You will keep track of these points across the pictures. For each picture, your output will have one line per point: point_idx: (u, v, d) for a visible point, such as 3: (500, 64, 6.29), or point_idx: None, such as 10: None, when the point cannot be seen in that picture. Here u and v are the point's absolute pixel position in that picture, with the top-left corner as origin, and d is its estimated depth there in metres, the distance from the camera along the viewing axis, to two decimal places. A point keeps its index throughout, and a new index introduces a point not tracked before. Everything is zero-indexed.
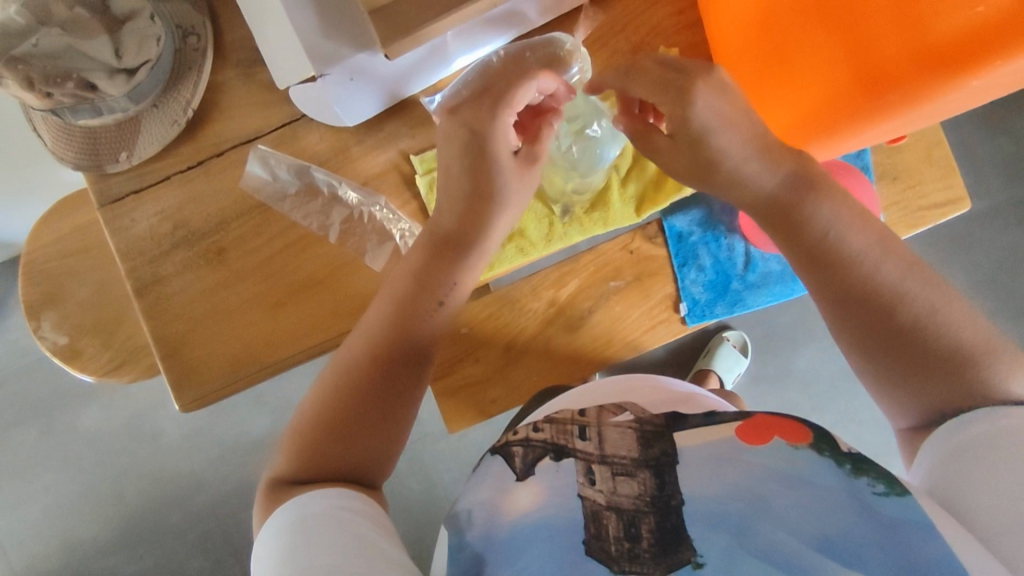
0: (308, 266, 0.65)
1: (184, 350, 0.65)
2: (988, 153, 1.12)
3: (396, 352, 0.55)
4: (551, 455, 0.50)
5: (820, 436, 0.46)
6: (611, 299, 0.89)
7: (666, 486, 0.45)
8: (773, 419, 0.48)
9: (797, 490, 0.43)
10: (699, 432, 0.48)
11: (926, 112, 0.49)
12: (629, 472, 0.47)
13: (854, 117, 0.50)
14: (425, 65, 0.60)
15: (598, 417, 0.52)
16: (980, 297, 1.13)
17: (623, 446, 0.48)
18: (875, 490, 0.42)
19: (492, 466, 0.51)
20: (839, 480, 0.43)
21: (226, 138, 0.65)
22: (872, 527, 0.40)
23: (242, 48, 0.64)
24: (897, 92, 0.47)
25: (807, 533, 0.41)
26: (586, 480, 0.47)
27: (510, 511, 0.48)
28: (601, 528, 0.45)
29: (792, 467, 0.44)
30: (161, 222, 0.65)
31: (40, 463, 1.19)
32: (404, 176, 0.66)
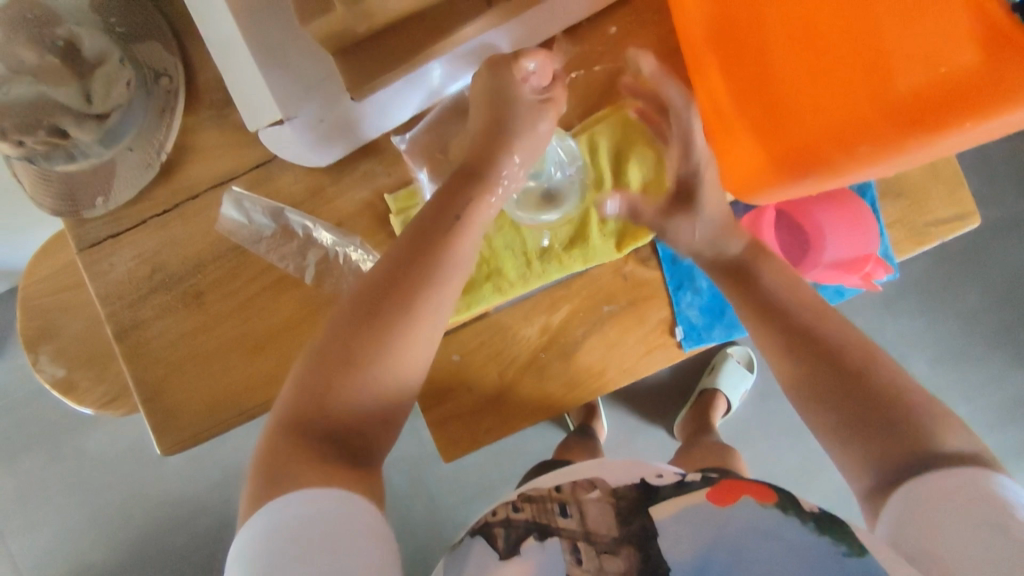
0: (285, 310, 0.65)
1: (165, 394, 0.64)
2: (1005, 160, 1.08)
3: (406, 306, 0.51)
4: (535, 535, 0.47)
5: (783, 494, 0.48)
6: (604, 326, 0.87)
7: (651, 557, 0.45)
8: (739, 484, 0.49)
9: (773, 544, 0.44)
10: (672, 501, 0.48)
11: (905, 161, 0.47)
12: (612, 548, 0.45)
13: (828, 165, 0.49)
14: (399, 102, 0.59)
15: (574, 492, 0.50)
16: (992, 309, 1.10)
17: (604, 523, 0.47)
18: (839, 550, 0.43)
19: (467, 549, 0.49)
20: (806, 534, 0.44)
21: (201, 180, 0.64)
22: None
23: (215, 89, 0.64)
24: (865, 144, 0.45)
25: None
26: (572, 559, 0.45)
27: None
28: None
29: (763, 527, 0.45)
30: (139, 266, 0.64)
31: (49, 486, 1.21)
32: (380, 215, 0.65)
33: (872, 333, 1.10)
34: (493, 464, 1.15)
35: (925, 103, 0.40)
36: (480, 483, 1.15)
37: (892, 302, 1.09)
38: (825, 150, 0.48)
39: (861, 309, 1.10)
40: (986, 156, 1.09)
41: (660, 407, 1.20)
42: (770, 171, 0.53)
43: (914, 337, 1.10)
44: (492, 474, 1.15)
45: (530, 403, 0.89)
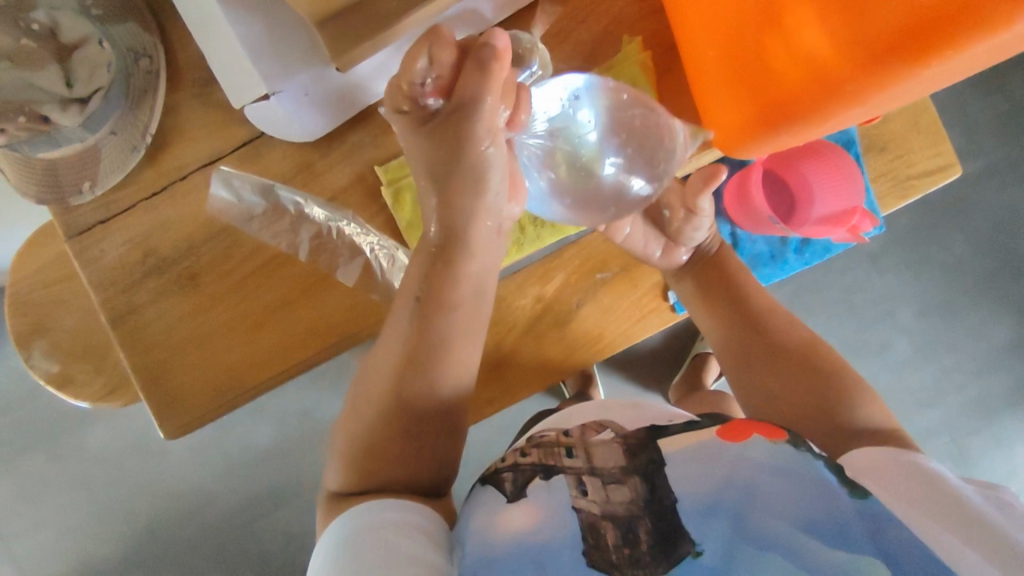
0: (278, 288, 0.64)
1: (165, 379, 0.64)
2: (983, 111, 1.10)
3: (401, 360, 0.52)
4: (541, 475, 0.50)
5: (793, 435, 0.51)
6: (598, 293, 0.89)
7: (658, 488, 0.47)
8: (749, 421, 0.52)
9: (782, 479, 0.47)
10: (679, 437, 0.51)
11: (895, 96, 0.47)
12: (618, 479, 0.48)
13: (816, 107, 0.49)
14: (383, 70, 0.58)
15: (582, 436, 0.53)
16: (976, 259, 1.13)
17: (611, 458, 0.50)
18: (844, 492, 0.46)
19: (481, 494, 0.51)
20: (818, 471, 0.47)
21: (187, 162, 0.64)
22: (849, 513, 0.44)
23: (196, 68, 0.63)
24: (851, 81, 0.45)
25: (794, 517, 0.45)
26: (578, 492, 0.48)
27: (505, 529, 0.47)
28: (599, 538, 0.46)
29: (776, 460, 0.48)
30: (131, 250, 0.64)
31: (50, 486, 1.20)
32: (370, 188, 0.64)
33: (859, 289, 1.13)
34: (494, 437, 1.17)
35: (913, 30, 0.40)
36: (481, 456, 1.17)
37: (876, 258, 1.12)
38: (815, 90, 0.48)
39: (848, 266, 1.12)
40: (964, 108, 1.11)
41: (653, 373, 1.22)
42: (778, 111, 0.52)
43: (900, 291, 1.13)
44: (493, 447, 1.17)
45: (527, 372, 0.90)
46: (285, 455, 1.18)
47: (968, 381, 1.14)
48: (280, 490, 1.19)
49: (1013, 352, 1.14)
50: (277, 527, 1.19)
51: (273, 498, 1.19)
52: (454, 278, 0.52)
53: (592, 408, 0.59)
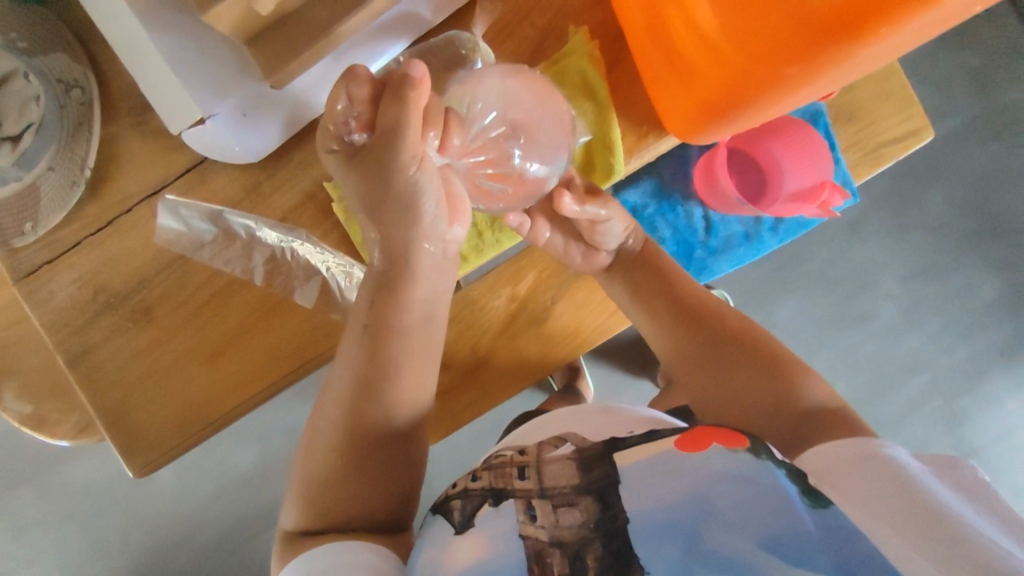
0: (235, 315, 0.63)
1: (127, 417, 0.63)
2: (954, 69, 1.08)
3: (355, 394, 0.51)
4: (490, 501, 0.47)
5: (755, 441, 0.47)
6: (571, 287, 0.87)
7: (610, 507, 0.44)
8: (711, 430, 0.48)
9: (739, 489, 0.43)
10: (637, 448, 0.47)
11: (839, 75, 0.46)
12: (569, 501, 0.45)
13: (762, 91, 0.48)
14: (325, 82, 0.56)
15: (539, 452, 0.50)
16: (955, 220, 1.11)
17: (563, 475, 0.47)
18: (804, 502, 0.43)
19: (429, 528, 0.49)
20: (778, 478, 0.44)
21: (130, 193, 0.61)
22: (809, 527, 0.41)
23: (131, 95, 0.60)
24: (794, 65, 0.44)
25: (753, 532, 0.41)
26: (527, 517, 0.45)
27: (450, 565, 0.45)
28: (545, 566, 0.43)
29: (735, 468, 0.44)
30: (80, 289, 0.62)
31: (40, 523, 1.19)
32: (321, 206, 0.62)
33: (840, 260, 1.11)
34: (484, 438, 1.16)
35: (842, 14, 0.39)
36: (471, 458, 1.16)
37: (855, 227, 1.11)
38: (759, 75, 0.47)
39: (827, 237, 1.11)
40: (934, 67, 1.09)
41: (640, 360, 1.21)
42: (725, 97, 0.51)
43: (881, 258, 1.12)
44: (483, 448, 1.16)
45: (506, 374, 0.88)
46: (275, 472, 1.17)
47: (955, 343, 1.14)
48: (273, 509, 1.17)
49: (999, 310, 1.13)
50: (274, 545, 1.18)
51: (266, 517, 1.18)
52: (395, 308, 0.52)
53: (558, 418, 0.55)
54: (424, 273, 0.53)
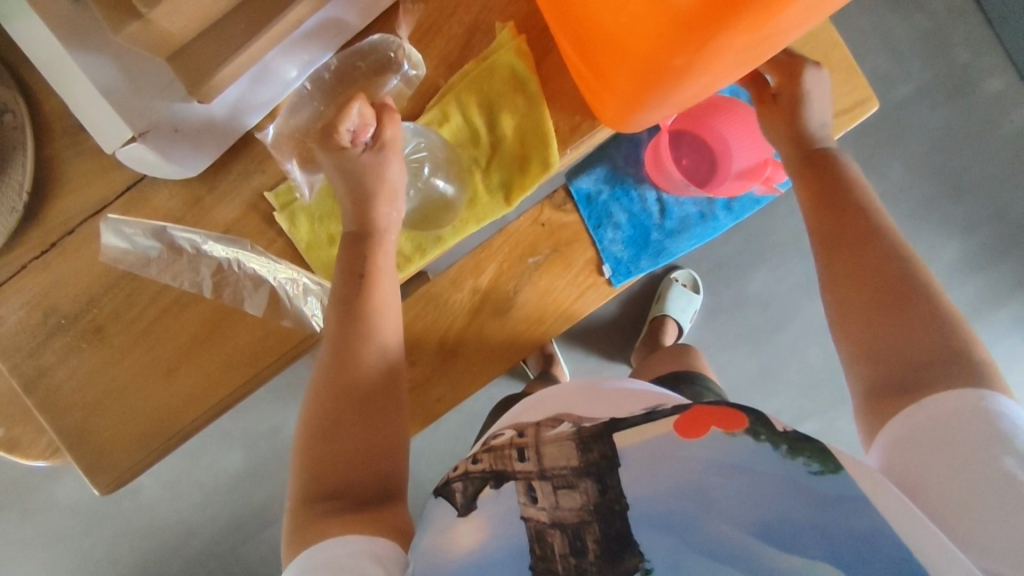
0: (188, 328, 0.63)
1: (89, 436, 0.63)
2: (906, 33, 1.09)
3: (338, 358, 0.54)
4: (490, 483, 0.43)
5: (755, 418, 0.41)
6: (533, 276, 0.87)
7: (609, 490, 0.40)
8: (714, 407, 0.43)
9: (732, 479, 0.39)
10: (637, 429, 0.44)
11: (734, 63, 0.48)
12: (569, 482, 0.41)
13: (663, 81, 0.50)
14: (253, 93, 0.56)
15: (537, 433, 0.45)
16: (917, 183, 1.12)
17: (562, 456, 0.42)
18: (807, 469, 0.38)
19: (432, 509, 0.45)
20: (775, 462, 0.39)
21: (72, 214, 0.61)
22: (813, 503, 0.37)
23: (63, 116, 0.60)
24: (677, 58, 0.46)
25: (745, 520, 0.38)
26: (527, 498, 0.41)
27: (450, 549, 0.41)
28: (546, 548, 0.39)
29: (726, 455, 0.40)
30: (30, 312, 0.62)
31: (30, 542, 1.19)
32: (264, 216, 0.62)
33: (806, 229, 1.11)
34: (466, 428, 1.18)
35: (712, 9, 0.41)
36: (455, 447, 1.18)
37: None
38: (653, 67, 0.49)
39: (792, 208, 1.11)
40: (889, 32, 1.09)
41: (615, 342, 1.22)
42: (636, 89, 0.53)
43: None
44: (466, 438, 1.18)
45: (476, 364, 0.90)
46: (262, 478, 1.18)
47: None
48: (262, 512, 1.19)
49: (965, 269, 1.15)
50: (267, 547, 1.20)
51: (258, 522, 1.19)
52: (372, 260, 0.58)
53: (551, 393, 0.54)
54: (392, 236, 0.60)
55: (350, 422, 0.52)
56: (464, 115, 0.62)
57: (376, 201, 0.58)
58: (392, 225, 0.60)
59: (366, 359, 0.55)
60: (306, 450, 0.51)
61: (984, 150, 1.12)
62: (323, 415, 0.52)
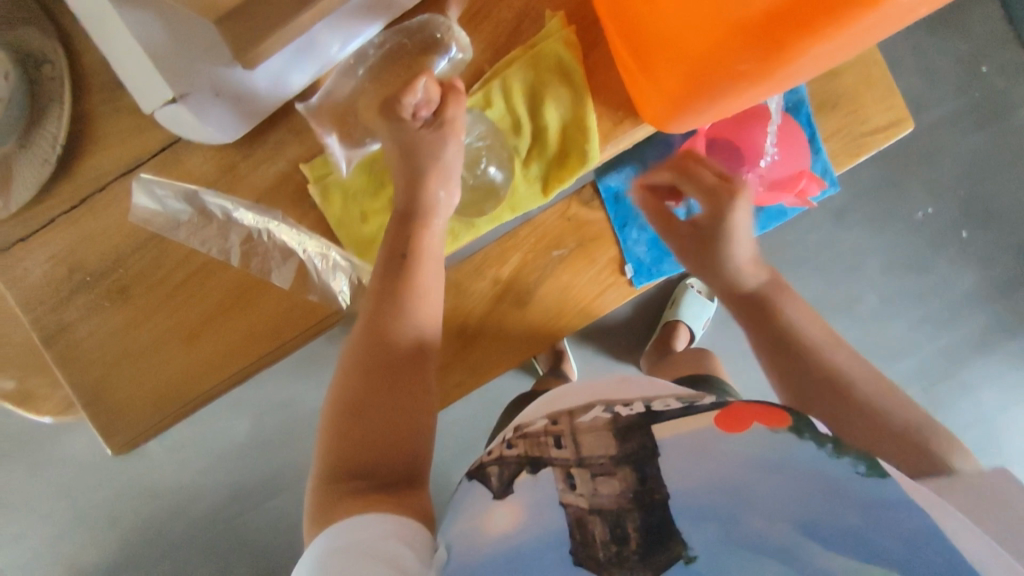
0: (214, 295, 0.63)
1: (107, 395, 0.63)
2: (943, 58, 1.07)
3: (380, 337, 0.55)
4: (527, 469, 0.46)
5: (798, 419, 0.43)
6: (555, 270, 0.87)
7: (648, 481, 0.41)
8: (749, 404, 0.45)
9: (773, 477, 0.41)
10: (675, 422, 0.44)
11: (792, 72, 0.49)
12: (608, 471, 0.42)
13: (719, 86, 0.51)
14: (295, 64, 0.56)
15: (572, 422, 0.47)
16: (941, 208, 1.11)
17: (600, 445, 0.44)
18: (855, 471, 0.39)
19: (470, 492, 0.48)
20: (818, 463, 0.40)
21: (105, 172, 0.61)
22: (855, 506, 0.38)
23: (102, 71, 0.60)
24: (745, 62, 0.47)
25: (788, 514, 0.39)
26: (566, 486, 0.43)
27: (488, 531, 0.43)
28: (586, 533, 0.41)
29: (771, 451, 0.41)
30: (56, 267, 0.62)
31: (31, 496, 1.19)
32: (298, 187, 0.61)
33: (826, 246, 1.11)
34: (473, 416, 1.18)
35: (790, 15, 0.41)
36: (461, 434, 1.19)
37: (842, 215, 1.10)
38: (715, 70, 0.49)
39: (813, 224, 1.10)
40: (926, 56, 1.07)
41: (627, 342, 1.22)
42: (685, 93, 0.53)
43: (867, 245, 1.12)
44: (472, 426, 1.18)
45: (492, 353, 0.89)
46: (265, 450, 1.18)
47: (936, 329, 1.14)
48: (264, 483, 1.19)
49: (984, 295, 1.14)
50: (268, 517, 1.20)
51: (260, 492, 1.19)
52: (414, 240, 0.58)
53: (582, 387, 0.56)
54: (440, 218, 0.60)
55: (377, 403, 0.51)
56: (507, 104, 0.62)
57: (426, 178, 0.58)
58: (440, 207, 0.59)
59: (398, 338, 0.55)
60: (335, 427, 0.51)
61: (1013, 180, 1.11)
62: (355, 394, 0.52)
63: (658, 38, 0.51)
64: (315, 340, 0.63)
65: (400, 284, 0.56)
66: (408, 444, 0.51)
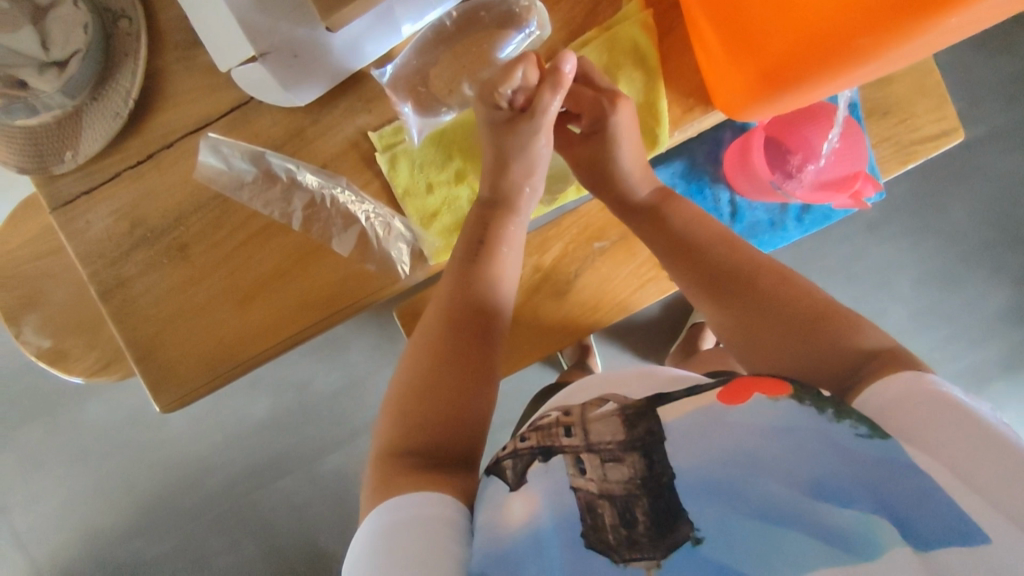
0: (272, 258, 0.63)
1: (159, 352, 0.63)
2: (990, 76, 1.03)
3: (459, 314, 0.55)
4: (539, 458, 0.44)
5: (799, 386, 0.43)
6: (596, 261, 0.84)
7: (656, 464, 0.41)
8: (755, 377, 0.44)
9: (780, 441, 0.40)
10: (681, 402, 0.44)
11: (908, 52, 0.47)
12: (616, 456, 0.42)
13: (827, 64, 0.48)
14: (374, 32, 0.55)
15: (583, 413, 0.47)
16: (982, 228, 1.07)
17: (608, 431, 0.43)
18: (856, 432, 0.40)
19: (483, 485, 0.46)
20: (822, 426, 0.41)
21: (173, 129, 0.61)
22: (858, 470, 0.39)
23: (178, 29, 0.60)
24: (866, 37, 0.44)
25: (799, 480, 0.39)
26: (576, 471, 0.43)
27: (507, 525, 0.42)
28: (596, 518, 0.41)
29: (775, 420, 0.41)
30: (117, 222, 0.62)
31: (47, 460, 1.18)
32: (364, 155, 0.62)
33: (860, 256, 1.08)
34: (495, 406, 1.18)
35: None
36: None
37: (877, 226, 1.07)
38: (829, 45, 0.46)
39: (848, 233, 1.07)
40: (967, 72, 1.04)
41: (652, 342, 1.21)
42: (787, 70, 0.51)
43: (899, 258, 1.08)
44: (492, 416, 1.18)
45: (521, 344, 0.85)
46: (283, 429, 1.17)
47: (964, 347, 1.10)
48: (278, 463, 1.17)
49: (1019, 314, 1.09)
50: (278, 498, 1.18)
51: (272, 471, 1.17)
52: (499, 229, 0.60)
53: (598, 380, 0.54)
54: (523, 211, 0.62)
55: (455, 372, 0.52)
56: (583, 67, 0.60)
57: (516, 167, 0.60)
58: (523, 199, 0.61)
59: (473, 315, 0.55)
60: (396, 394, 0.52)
61: None
62: (422, 369, 0.52)
63: (733, 27, 0.52)
64: (369, 307, 0.64)
65: (477, 271, 0.57)
66: (470, 415, 0.51)
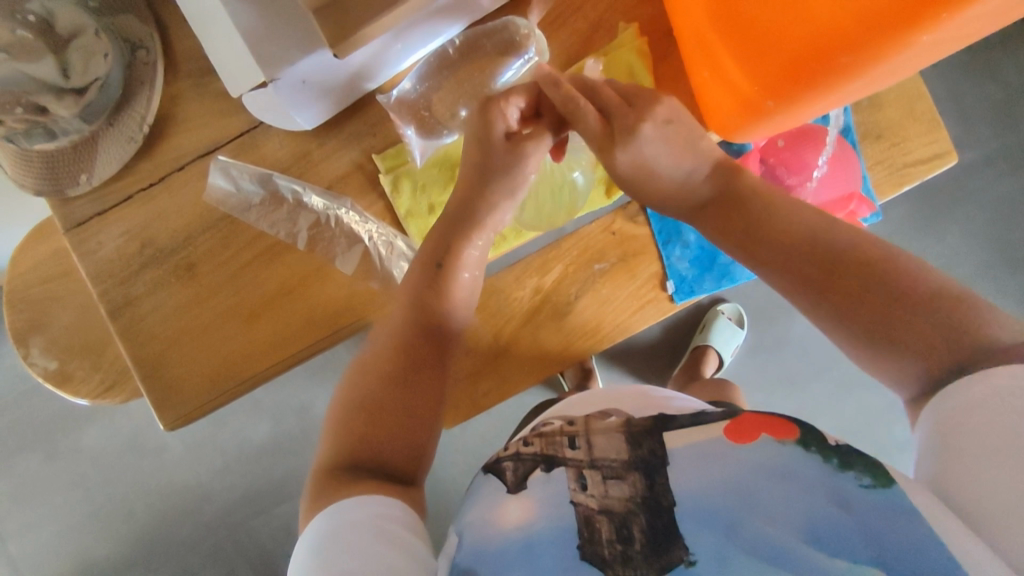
0: (276, 277, 0.64)
1: (164, 370, 0.64)
2: (975, 100, 1.06)
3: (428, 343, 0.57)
4: (541, 467, 0.45)
5: (805, 429, 0.42)
6: (596, 283, 0.83)
7: (657, 486, 0.41)
8: (761, 416, 0.44)
9: (780, 484, 0.40)
10: (687, 430, 0.45)
11: (892, 68, 0.48)
12: (618, 474, 0.42)
13: (813, 80, 0.49)
14: (380, 57, 0.58)
15: (586, 425, 0.48)
16: (974, 251, 1.08)
17: (612, 448, 0.44)
18: (860, 483, 0.39)
19: (480, 485, 0.47)
20: (823, 473, 0.40)
21: (183, 153, 0.63)
22: (856, 513, 0.37)
23: (192, 58, 0.62)
24: (849, 53, 0.45)
25: (795, 526, 0.38)
26: (577, 485, 0.43)
27: (500, 525, 0.43)
28: (593, 532, 0.41)
29: (774, 461, 0.41)
30: (128, 242, 0.64)
31: (48, 485, 1.18)
32: (369, 176, 0.64)
33: None
34: (494, 431, 1.17)
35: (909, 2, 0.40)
36: (480, 451, 1.17)
37: None
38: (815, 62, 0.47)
39: None
40: (957, 98, 1.06)
41: (652, 366, 1.21)
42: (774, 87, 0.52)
43: None
44: (491, 441, 1.17)
45: (524, 364, 0.85)
46: (282, 454, 1.16)
47: None
48: (276, 488, 1.16)
49: None
50: (274, 524, 1.17)
51: (271, 496, 1.16)
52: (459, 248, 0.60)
53: (596, 395, 0.55)
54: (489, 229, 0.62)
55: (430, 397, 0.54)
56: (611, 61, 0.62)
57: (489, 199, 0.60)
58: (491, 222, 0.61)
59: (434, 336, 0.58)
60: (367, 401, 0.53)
61: None
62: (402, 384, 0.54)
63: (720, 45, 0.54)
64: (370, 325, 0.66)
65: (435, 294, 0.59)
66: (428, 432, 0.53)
